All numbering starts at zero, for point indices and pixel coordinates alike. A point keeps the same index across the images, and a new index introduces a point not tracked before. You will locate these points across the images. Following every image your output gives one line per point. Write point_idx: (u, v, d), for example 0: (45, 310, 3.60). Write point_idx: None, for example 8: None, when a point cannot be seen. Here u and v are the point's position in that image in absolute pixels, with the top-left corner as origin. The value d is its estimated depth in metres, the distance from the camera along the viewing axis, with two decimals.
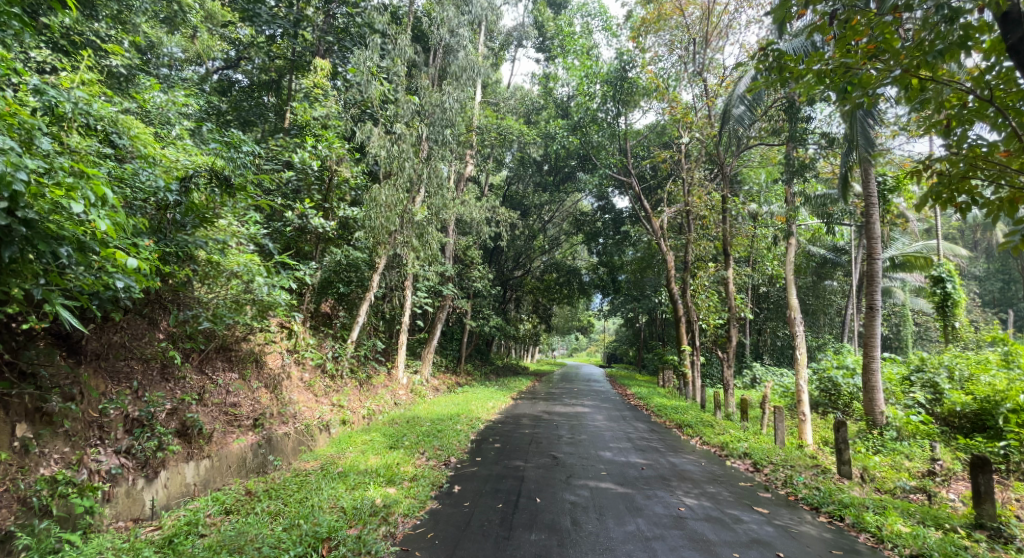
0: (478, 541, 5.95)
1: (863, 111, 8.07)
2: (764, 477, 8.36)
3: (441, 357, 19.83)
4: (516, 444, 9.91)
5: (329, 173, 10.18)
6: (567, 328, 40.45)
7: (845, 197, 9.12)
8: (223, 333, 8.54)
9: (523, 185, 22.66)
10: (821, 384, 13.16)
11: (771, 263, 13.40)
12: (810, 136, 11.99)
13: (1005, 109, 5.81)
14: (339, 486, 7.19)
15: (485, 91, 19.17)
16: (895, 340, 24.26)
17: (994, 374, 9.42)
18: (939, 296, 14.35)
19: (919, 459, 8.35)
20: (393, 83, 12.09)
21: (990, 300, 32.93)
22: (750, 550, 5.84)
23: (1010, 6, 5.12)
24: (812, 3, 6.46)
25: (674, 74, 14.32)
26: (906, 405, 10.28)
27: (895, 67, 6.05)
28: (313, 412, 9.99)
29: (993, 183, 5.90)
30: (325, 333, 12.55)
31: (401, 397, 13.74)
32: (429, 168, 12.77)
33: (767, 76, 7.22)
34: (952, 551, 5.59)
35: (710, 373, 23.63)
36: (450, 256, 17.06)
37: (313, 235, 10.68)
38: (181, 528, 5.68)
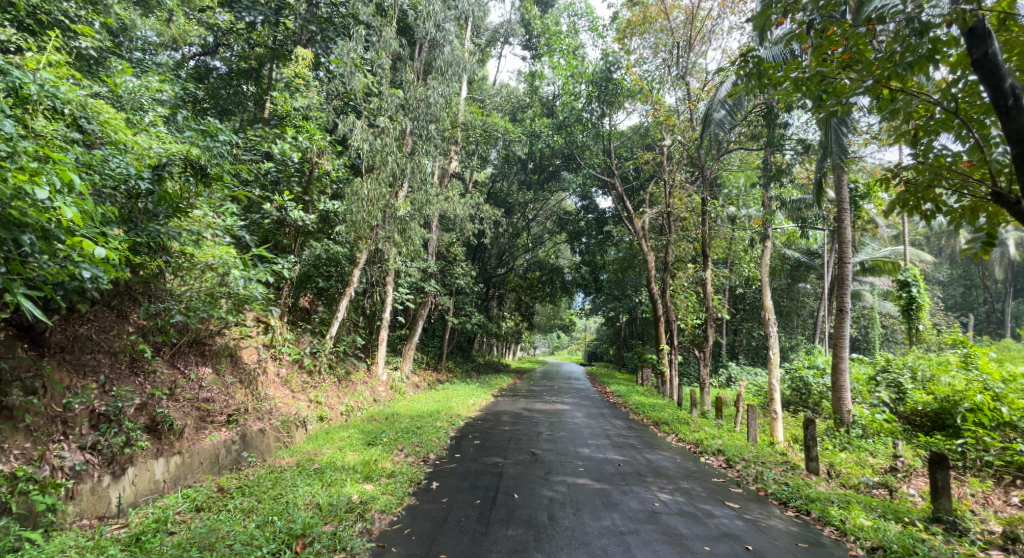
0: (455, 536, 5.98)
1: (836, 117, 8.29)
2: (737, 472, 8.59)
3: (422, 354, 19.74)
4: (496, 440, 9.95)
5: (309, 165, 10.09)
6: (549, 326, 40.61)
7: (819, 203, 9.38)
8: (196, 327, 8.37)
9: (507, 183, 22.59)
10: (792, 383, 13.58)
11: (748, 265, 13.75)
12: (787, 142, 12.20)
13: (970, 121, 6.18)
14: (315, 483, 7.13)
15: (471, 87, 18.95)
16: (864, 341, 25.31)
17: (954, 375, 9.81)
18: (905, 300, 14.82)
19: (882, 456, 8.70)
20: (377, 75, 11.90)
21: (953, 304, 34.16)
22: (721, 543, 6.01)
23: (975, 21, 5.48)
24: (791, 12, 6.72)
25: (658, 76, 14.47)
26: (871, 404, 10.70)
27: (868, 77, 6.39)
28: (289, 408, 9.84)
29: (957, 192, 6.25)
30: (303, 328, 12.34)
31: (381, 394, 13.58)
32: (412, 162, 12.47)
33: (746, 81, 7.38)
34: (909, 543, 5.83)
35: (687, 372, 24.10)
36: (433, 253, 16.91)
37: (293, 228, 10.54)
38: (149, 525, 5.56)
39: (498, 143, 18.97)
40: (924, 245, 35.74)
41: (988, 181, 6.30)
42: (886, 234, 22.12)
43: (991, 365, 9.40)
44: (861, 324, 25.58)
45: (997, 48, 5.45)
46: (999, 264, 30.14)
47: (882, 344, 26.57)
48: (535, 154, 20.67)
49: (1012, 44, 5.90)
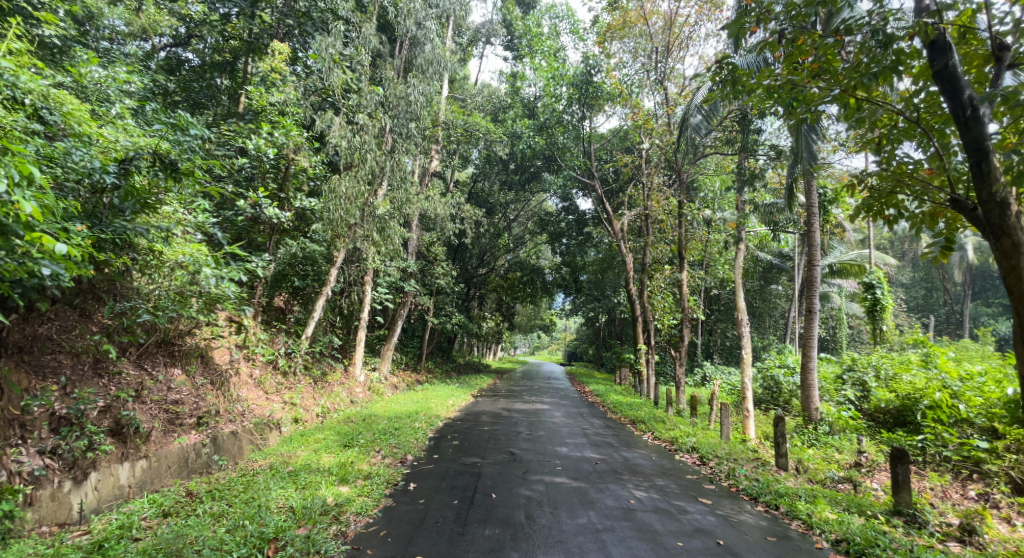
0: (431, 537, 5.97)
1: (806, 125, 8.57)
2: (710, 469, 8.80)
3: (401, 354, 19.56)
4: (475, 441, 9.94)
5: (285, 161, 10.00)
6: (529, 326, 40.55)
7: (790, 207, 9.70)
8: (165, 326, 8.13)
9: (488, 183, 22.54)
10: (764, 382, 13.97)
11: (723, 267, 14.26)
12: (760, 147, 12.51)
13: (930, 131, 6.53)
14: (288, 486, 7.00)
15: (452, 86, 18.81)
16: (832, 341, 26.15)
17: (914, 374, 10.24)
18: (870, 301, 15.30)
19: (847, 453, 9.04)
20: (356, 72, 11.72)
21: (915, 306, 35.54)
22: (693, 538, 6.16)
23: (937, 34, 5.84)
24: (763, 21, 6.97)
25: (638, 81, 14.69)
26: (838, 402, 11.08)
27: (835, 86, 6.71)
28: (263, 409, 9.64)
29: (918, 199, 6.60)
30: (277, 328, 12.10)
31: (359, 395, 13.35)
32: (392, 160, 12.34)
33: (721, 88, 7.60)
34: (871, 535, 6.07)
35: (664, 371, 24.49)
36: (412, 253, 16.76)
37: (267, 226, 10.36)
38: (112, 532, 5.36)
39: (479, 144, 18.92)
40: (889, 249, 37.12)
41: (947, 188, 6.62)
42: (853, 238, 22.88)
43: (949, 364, 9.83)
44: (829, 324, 26.37)
45: (956, 61, 5.83)
46: (957, 268, 31.54)
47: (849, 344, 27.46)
48: (517, 155, 20.29)
49: (970, 56, 6.23)
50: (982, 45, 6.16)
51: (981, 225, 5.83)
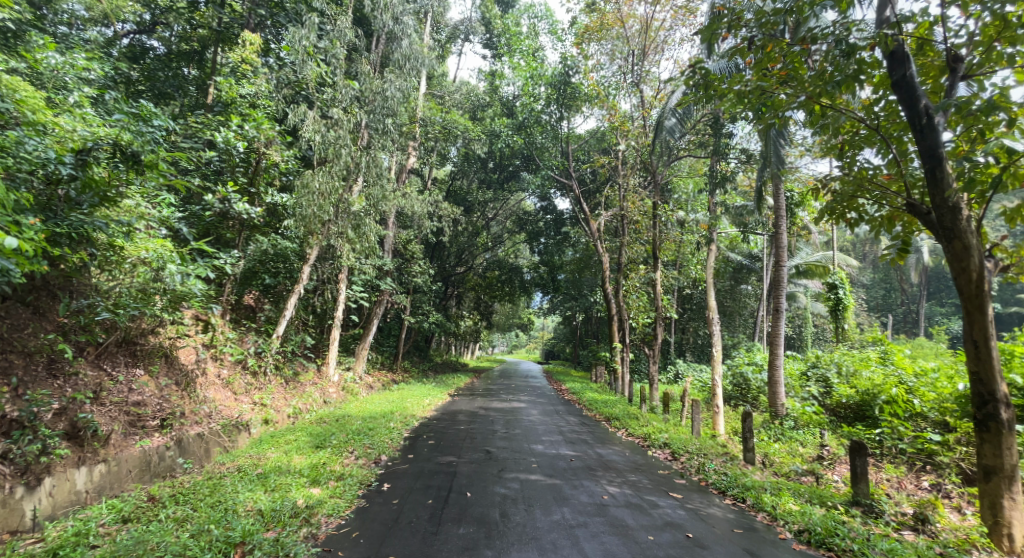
0: (405, 537, 5.93)
1: (775, 130, 8.87)
2: (681, 464, 9.01)
3: (376, 353, 19.31)
4: (451, 440, 9.91)
5: (255, 155, 9.72)
6: (506, 324, 40.53)
7: (759, 209, 9.99)
8: (125, 325, 7.82)
9: (466, 181, 22.35)
10: (733, 379, 14.39)
11: (695, 268, 14.22)
12: (732, 151, 12.78)
13: (889, 138, 6.90)
14: (257, 489, 6.83)
15: (430, 83, 18.61)
16: (798, 339, 27.06)
17: (873, 370, 10.72)
18: (833, 301, 15.85)
19: (810, 446, 9.42)
20: (331, 65, 11.49)
21: (875, 305, 37.13)
22: (664, 532, 6.30)
23: (896, 46, 6.15)
24: (735, 27, 7.18)
25: (615, 83, 14.86)
26: (802, 398, 11.52)
27: (801, 93, 7.00)
28: (231, 410, 9.37)
29: (877, 203, 6.97)
30: (246, 328, 11.77)
31: (332, 395, 13.09)
32: (368, 156, 12.15)
33: (694, 92, 7.78)
34: (831, 525, 6.32)
35: (639, 369, 24.90)
36: (388, 251, 16.55)
37: (236, 221, 10.08)
38: (68, 539, 5.13)
39: (457, 142, 18.79)
40: (851, 251, 38.56)
41: (904, 193, 6.99)
42: (818, 240, 23.68)
43: (905, 361, 10.32)
44: (796, 323, 27.27)
45: (913, 71, 6.16)
46: (914, 269, 33.02)
47: (814, 342, 28.45)
48: (495, 155, 20.13)
49: (927, 68, 6.57)
50: (938, 58, 6.50)
51: (935, 229, 6.16)
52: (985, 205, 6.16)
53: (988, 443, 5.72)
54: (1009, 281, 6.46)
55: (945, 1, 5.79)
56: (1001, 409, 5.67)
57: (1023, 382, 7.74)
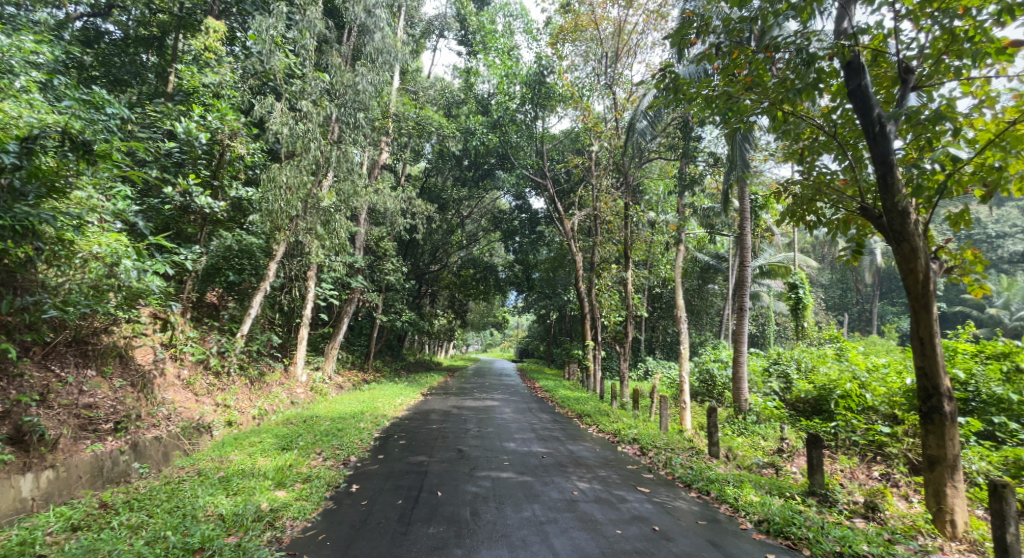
0: (373, 538, 5.84)
1: (740, 134, 9.16)
2: (649, 459, 9.23)
3: (347, 353, 18.98)
4: (423, 439, 9.83)
5: (220, 147, 9.38)
6: (481, 323, 40.40)
7: (726, 211, 10.30)
8: (76, 324, 7.42)
9: (440, 178, 22.14)
10: (700, 375, 14.83)
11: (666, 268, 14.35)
12: (700, 155, 13.12)
13: (846, 144, 7.24)
14: (218, 493, 6.60)
15: (404, 78, 18.33)
16: (761, 337, 28.05)
17: (829, 366, 11.25)
18: (793, 300, 16.48)
19: (771, 439, 9.82)
20: (300, 57, 11.24)
21: (833, 304, 38.90)
22: (631, 526, 6.44)
23: (853, 56, 6.45)
24: (704, 34, 7.36)
25: (588, 84, 14.97)
26: (764, 393, 12.00)
27: (764, 100, 7.25)
28: (191, 412, 9.01)
29: (834, 207, 7.30)
30: (209, 326, 11.35)
31: (300, 395, 12.78)
32: (338, 151, 11.93)
33: (664, 95, 7.93)
34: (788, 514, 6.59)
35: (610, 366, 25.30)
36: (360, 248, 16.25)
37: (198, 216, 9.71)
38: (12, 548, 4.83)
39: (431, 138, 18.57)
40: (811, 252, 40.13)
41: (859, 197, 7.33)
42: (781, 242, 24.61)
43: (858, 358, 10.88)
44: (760, 321, 28.26)
45: (868, 82, 6.49)
46: (868, 270, 34.65)
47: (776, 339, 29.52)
48: (471, 152, 19.79)
49: (882, 78, 6.92)
50: (890, 69, 6.85)
51: (886, 232, 6.50)
52: (932, 210, 6.52)
53: (933, 434, 6.09)
54: (953, 281, 6.88)
55: (898, 14, 6.09)
56: (944, 403, 6.03)
57: (964, 377, 8.28)
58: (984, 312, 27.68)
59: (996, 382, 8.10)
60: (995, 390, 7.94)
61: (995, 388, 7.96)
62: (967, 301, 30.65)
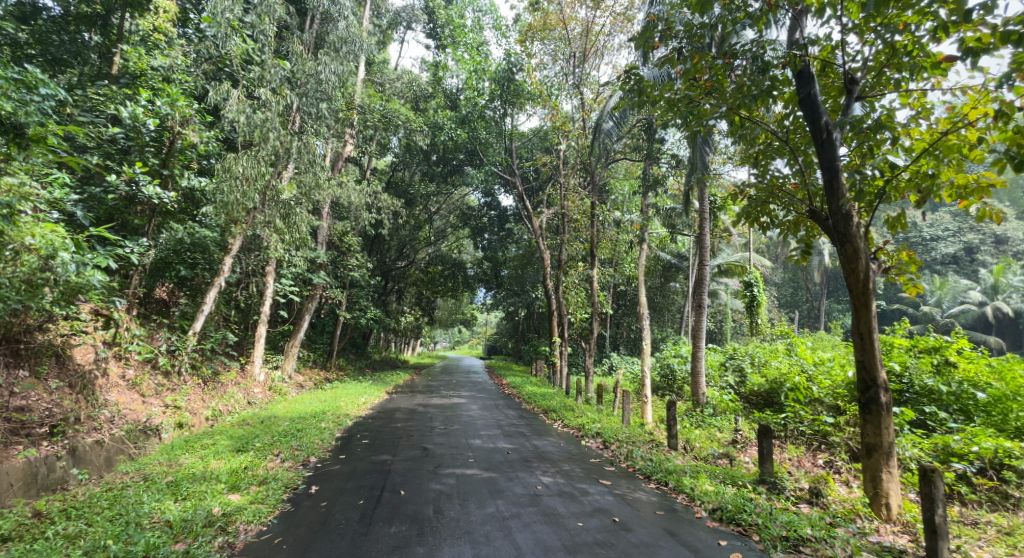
0: (332, 540, 5.71)
1: (701, 137, 9.48)
2: (611, 452, 9.46)
3: (309, 351, 18.45)
4: (386, 437, 9.70)
5: (170, 135, 8.89)
6: (449, 321, 40.20)
7: (687, 212, 10.65)
8: (5, 322, 6.86)
9: (408, 172, 21.74)
10: (662, 370, 15.32)
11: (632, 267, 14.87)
12: (663, 156, 13.40)
13: (797, 149, 7.62)
14: (166, 499, 6.28)
15: (370, 69, 17.90)
16: (718, 333, 29.13)
17: (780, 360, 11.84)
18: (749, 297, 17.19)
19: (726, 431, 10.26)
20: (259, 42, 10.82)
21: (785, 301, 40.85)
22: (593, 518, 6.57)
23: (803, 66, 6.79)
24: (667, 38, 7.55)
25: (557, 83, 15.14)
26: (721, 387, 12.52)
27: (723, 104, 7.51)
28: (138, 414, 8.51)
29: (786, 209, 7.69)
30: (157, 323, 10.78)
31: (257, 395, 12.32)
32: (299, 142, 11.56)
33: (629, 97, 8.07)
34: (740, 502, 6.89)
35: (577, 362, 25.71)
36: (323, 243, 15.79)
37: (145, 207, 9.17)
38: None
39: (399, 132, 18.25)
40: (765, 252, 41.90)
41: (809, 199, 7.73)
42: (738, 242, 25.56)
43: (806, 352, 11.51)
44: (718, 318, 29.30)
45: (817, 90, 6.84)
46: (816, 270, 36.56)
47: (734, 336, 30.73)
48: (438, 147, 19.12)
49: (830, 88, 7.31)
50: (838, 79, 7.25)
51: (832, 233, 6.88)
52: (873, 213, 6.95)
53: (871, 423, 6.50)
54: (891, 280, 7.35)
55: (845, 28, 6.45)
56: (881, 394, 6.46)
57: (899, 369, 8.94)
58: (919, 310, 29.66)
59: (927, 373, 8.76)
60: (926, 382, 8.61)
61: (926, 380, 8.61)
62: (905, 300, 32.74)
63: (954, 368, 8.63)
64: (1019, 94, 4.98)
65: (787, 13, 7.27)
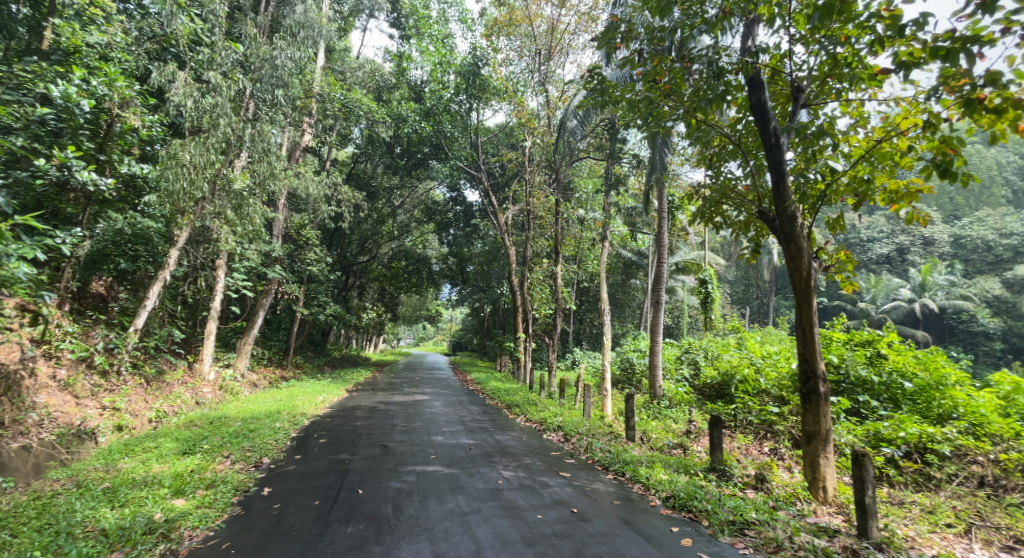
0: (285, 542, 5.61)
1: (661, 137, 9.76)
2: (572, 445, 9.67)
3: (263, 349, 17.88)
4: (344, 436, 9.54)
5: (107, 117, 8.52)
6: (414, 317, 39.78)
7: (647, 211, 10.96)
8: None
9: (370, 165, 21.31)
10: (622, 364, 15.76)
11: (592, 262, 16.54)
12: (625, 156, 13.71)
13: (749, 152, 7.97)
14: (101, 506, 5.99)
15: (330, 57, 17.41)
16: (675, 329, 30.10)
17: (732, 353, 12.41)
18: (704, 293, 17.85)
19: (680, 422, 10.68)
20: (209, 22, 10.41)
21: (739, 298, 42.54)
22: (552, 510, 6.73)
23: (755, 73, 7.12)
24: (628, 39, 7.71)
25: (523, 80, 15.37)
26: (677, 380, 12.98)
27: (680, 107, 7.76)
28: (71, 417, 8.05)
29: (737, 209, 8.04)
30: (94, 320, 10.22)
31: (207, 395, 11.87)
32: (253, 129, 11.23)
33: (592, 96, 8.22)
34: (691, 489, 7.20)
35: (541, 357, 26.00)
36: (278, 235, 15.33)
37: (79, 194, 8.65)
38: None
39: (360, 124, 17.75)
40: (720, 251, 43.55)
41: (759, 200, 8.10)
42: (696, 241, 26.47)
43: (755, 346, 12.11)
44: (674, 313, 30.26)
45: (766, 96, 7.17)
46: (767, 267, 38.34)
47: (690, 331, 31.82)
48: (402, 140, 18.94)
49: (779, 94, 7.68)
50: (786, 86, 7.63)
51: (778, 233, 7.26)
52: (815, 215, 7.37)
53: (810, 412, 6.92)
54: (831, 278, 7.82)
55: (793, 39, 6.80)
56: (820, 385, 6.88)
57: (837, 361, 9.57)
58: (858, 306, 31.56)
59: (861, 365, 9.40)
60: (861, 373, 9.25)
61: (861, 371, 9.25)
62: (844, 297, 34.77)
63: (886, 360, 9.30)
64: (945, 106, 5.41)
65: (740, 21, 7.57)
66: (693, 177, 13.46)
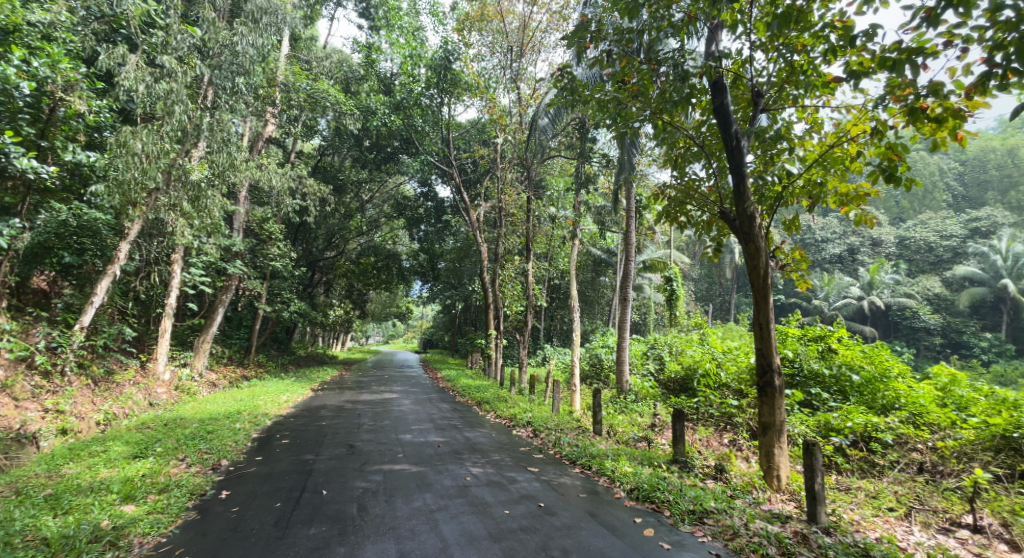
0: (244, 546, 5.49)
1: (630, 139, 9.94)
2: (540, 440, 9.80)
3: (223, 348, 17.31)
4: (308, 435, 9.37)
5: (50, 99, 8.11)
6: (384, 314, 39.27)
7: (614, 209, 11.15)
8: None
9: (337, 157, 20.84)
10: (590, 360, 16.00)
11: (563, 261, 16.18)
12: (595, 155, 13.91)
13: (712, 154, 8.24)
14: (43, 514, 5.71)
15: (295, 45, 16.95)
16: (641, 325, 30.72)
17: (695, 349, 12.79)
18: (669, 291, 18.22)
19: (646, 416, 10.97)
20: (163, 3, 10.00)
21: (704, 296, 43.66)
22: (519, 504, 6.81)
23: (717, 77, 7.37)
24: (597, 40, 7.83)
25: (495, 76, 15.13)
26: (644, 376, 13.28)
27: (647, 108, 7.95)
28: (10, 421, 7.63)
29: (700, 209, 8.30)
30: (33, 317, 9.72)
31: (160, 396, 11.44)
32: (211, 117, 10.93)
33: (563, 95, 8.33)
34: (655, 481, 7.43)
35: (511, 354, 26.07)
36: (239, 229, 14.83)
37: (17, 182, 8.21)
38: None
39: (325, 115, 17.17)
40: (685, 249, 44.64)
41: (721, 201, 8.38)
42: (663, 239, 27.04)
43: (717, 342, 12.55)
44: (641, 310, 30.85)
45: (728, 99, 7.42)
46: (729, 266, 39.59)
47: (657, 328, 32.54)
48: (370, 132, 18.65)
49: (741, 99, 7.97)
50: (746, 91, 7.92)
51: (738, 233, 7.54)
52: (773, 216, 7.69)
53: (766, 404, 7.24)
54: (787, 276, 8.17)
55: (754, 45, 7.07)
56: (775, 378, 7.21)
57: (792, 355, 10.04)
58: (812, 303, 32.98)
59: (814, 359, 9.89)
60: (813, 366, 9.74)
61: (813, 364, 9.74)
62: (799, 294, 36.11)
63: (836, 354, 9.80)
64: (891, 114, 5.74)
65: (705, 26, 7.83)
66: (658, 176, 13.76)
